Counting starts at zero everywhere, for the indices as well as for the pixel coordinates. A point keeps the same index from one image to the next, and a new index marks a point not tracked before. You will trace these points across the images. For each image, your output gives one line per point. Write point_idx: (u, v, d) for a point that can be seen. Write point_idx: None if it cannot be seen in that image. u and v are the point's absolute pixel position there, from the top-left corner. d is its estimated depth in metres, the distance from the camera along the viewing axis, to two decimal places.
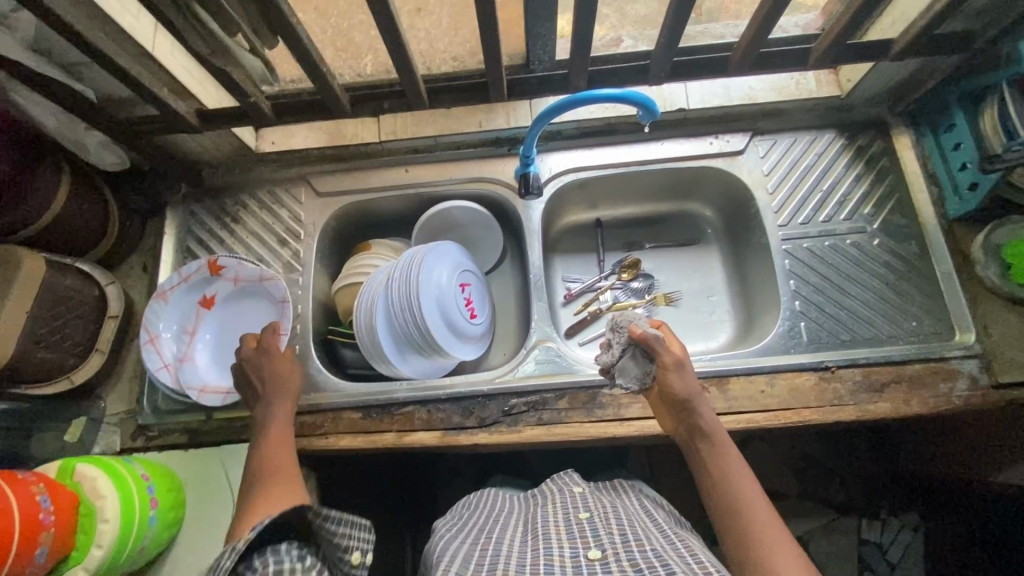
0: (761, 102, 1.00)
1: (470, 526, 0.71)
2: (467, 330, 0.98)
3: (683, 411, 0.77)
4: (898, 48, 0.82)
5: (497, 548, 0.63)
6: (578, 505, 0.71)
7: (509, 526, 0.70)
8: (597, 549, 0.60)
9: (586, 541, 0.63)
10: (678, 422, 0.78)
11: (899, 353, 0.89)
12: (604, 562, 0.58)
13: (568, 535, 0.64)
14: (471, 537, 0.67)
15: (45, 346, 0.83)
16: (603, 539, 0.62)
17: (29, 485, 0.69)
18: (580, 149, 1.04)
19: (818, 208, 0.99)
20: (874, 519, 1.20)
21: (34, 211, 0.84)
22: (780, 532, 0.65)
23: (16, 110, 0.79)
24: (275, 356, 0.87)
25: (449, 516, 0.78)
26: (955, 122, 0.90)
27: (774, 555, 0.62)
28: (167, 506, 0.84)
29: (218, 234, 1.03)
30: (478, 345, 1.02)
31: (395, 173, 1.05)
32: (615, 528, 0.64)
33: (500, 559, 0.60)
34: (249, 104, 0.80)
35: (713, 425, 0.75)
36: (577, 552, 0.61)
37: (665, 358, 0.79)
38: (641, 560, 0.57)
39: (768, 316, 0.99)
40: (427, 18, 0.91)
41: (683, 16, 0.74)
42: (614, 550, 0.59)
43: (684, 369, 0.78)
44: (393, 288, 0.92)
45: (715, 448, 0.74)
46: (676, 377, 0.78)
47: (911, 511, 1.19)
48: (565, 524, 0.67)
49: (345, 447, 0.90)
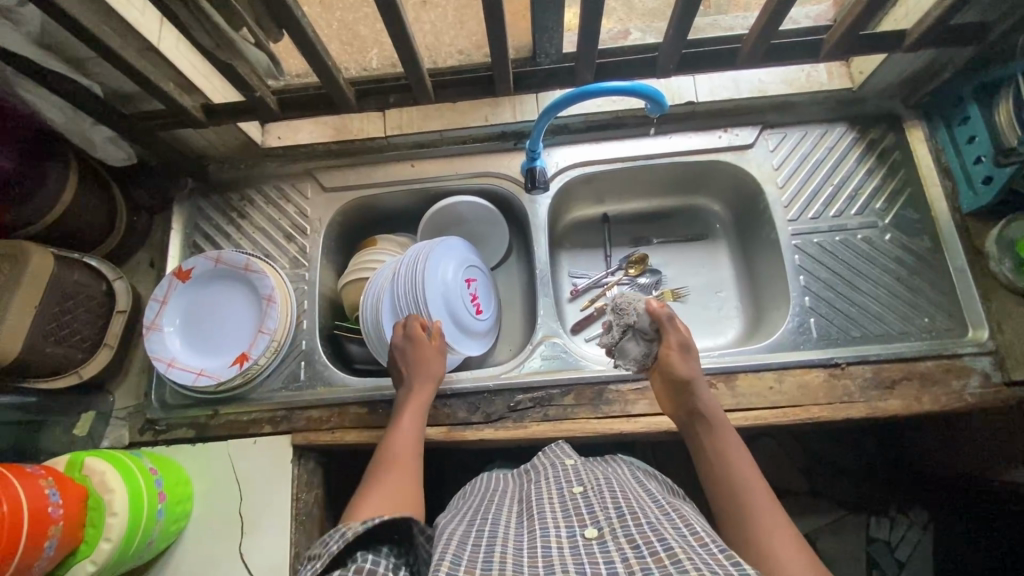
0: (770, 96, 0.99)
1: (466, 512, 0.70)
2: (468, 324, 0.97)
3: (683, 393, 0.79)
4: (912, 40, 0.80)
5: (496, 527, 0.63)
6: (571, 479, 0.71)
7: (506, 506, 0.70)
8: (594, 528, 0.60)
9: (582, 518, 0.62)
10: (678, 406, 0.80)
11: (910, 350, 0.88)
12: (601, 541, 0.57)
13: (563, 512, 0.64)
14: (468, 518, 0.67)
15: (54, 340, 0.84)
16: (598, 515, 0.62)
17: (37, 478, 0.70)
18: (587, 143, 1.03)
19: (828, 203, 0.97)
20: (883, 517, 1.19)
21: (43, 206, 0.84)
22: (777, 517, 0.64)
23: (24, 104, 0.79)
24: (426, 347, 0.86)
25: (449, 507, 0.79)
26: (970, 115, 0.88)
27: (771, 537, 0.62)
28: (174, 499, 0.85)
29: (225, 229, 1.04)
30: (480, 342, 1.00)
31: (401, 168, 1.04)
32: (610, 501, 0.64)
33: (499, 541, 0.59)
34: (255, 99, 0.80)
35: (713, 410, 0.77)
36: (573, 532, 0.60)
37: (671, 339, 0.82)
38: (637, 535, 0.56)
39: (776, 312, 0.98)
40: (431, 10, 0.91)
41: (692, 8, 0.73)
42: (610, 528, 0.59)
43: (688, 351, 0.81)
44: (400, 281, 0.93)
45: (712, 432, 0.75)
46: (679, 359, 0.80)
47: (921, 508, 1.19)
48: (560, 500, 0.67)
49: (351, 443, 0.90)
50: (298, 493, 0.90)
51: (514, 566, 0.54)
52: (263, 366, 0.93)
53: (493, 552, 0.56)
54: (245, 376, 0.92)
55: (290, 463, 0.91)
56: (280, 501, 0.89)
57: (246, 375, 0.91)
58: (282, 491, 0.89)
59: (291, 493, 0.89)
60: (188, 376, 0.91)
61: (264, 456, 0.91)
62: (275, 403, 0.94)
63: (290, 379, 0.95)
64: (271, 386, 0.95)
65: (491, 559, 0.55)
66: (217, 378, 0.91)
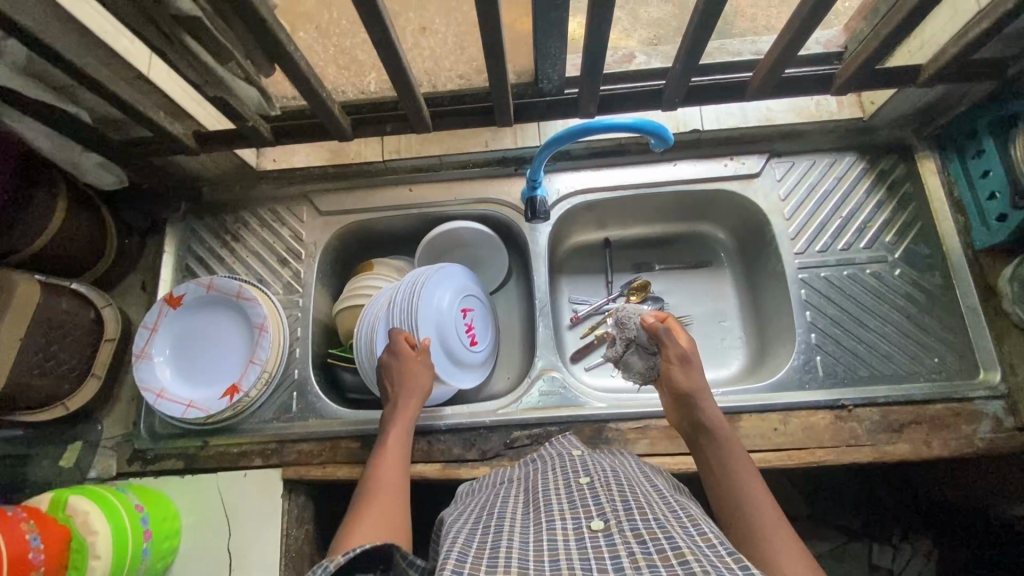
0: (778, 125, 0.96)
1: (472, 508, 0.68)
2: (463, 356, 0.94)
3: (686, 405, 0.78)
4: (927, 75, 0.78)
5: (501, 521, 0.60)
6: (578, 469, 0.68)
7: (510, 497, 0.68)
8: (600, 519, 0.56)
9: (588, 510, 0.59)
10: (682, 417, 0.79)
11: (920, 392, 0.86)
12: (607, 534, 0.54)
13: (570, 504, 0.61)
14: (475, 515, 0.64)
15: (40, 372, 0.82)
16: (605, 508, 0.58)
17: (19, 524, 0.68)
18: (589, 170, 1.00)
19: (836, 235, 0.95)
20: (885, 544, 1.15)
21: (29, 234, 0.82)
22: (785, 532, 0.62)
23: (12, 131, 0.77)
24: (411, 362, 0.84)
25: (454, 504, 0.75)
26: (985, 148, 0.85)
27: (776, 550, 0.60)
28: (161, 536, 0.83)
29: (218, 252, 1.01)
30: (476, 374, 0.98)
31: (399, 192, 1.02)
32: (618, 494, 0.61)
33: (503, 535, 0.57)
34: (248, 128, 0.78)
35: (717, 420, 0.75)
36: (579, 523, 0.57)
37: (671, 351, 0.80)
38: (643, 530, 0.53)
39: (781, 348, 0.95)
40: (432, 36, 0.83)
41: (700, 44, 0.71)
42: (616, 521, 0.56)
43: (689, 363, 0.79)
44: (397, 300, 0.91)
45: (716, 444, 0.74)
46: (680, 372, 0.79)
47: (923, 536, 1.15)
48: (566, 492, 0.64)
49: (343, 478, 0.88)
50: (288, 529, 0.88)
51: (519, 558, 0.52)
52: (255, 397, 0.91)
53: (496, 549, 0.54)
54: (236, 408, 0.90)
55: (280, 498, 0.89)
56: (270, 537, 0.87)
57: (236, 407, 0.89)
58: (272, 526, 0.87)
59: (281, 529, 0.87)
60: (176, 408, 0.89)
61: (254, 489, 0.89)
62: (266, 435, 0.91)
63: (282, 410, 0.93)
64: (262, 416, 0.93)
65: (495, 555, 0.53)
66: (206, 411, 0.88)
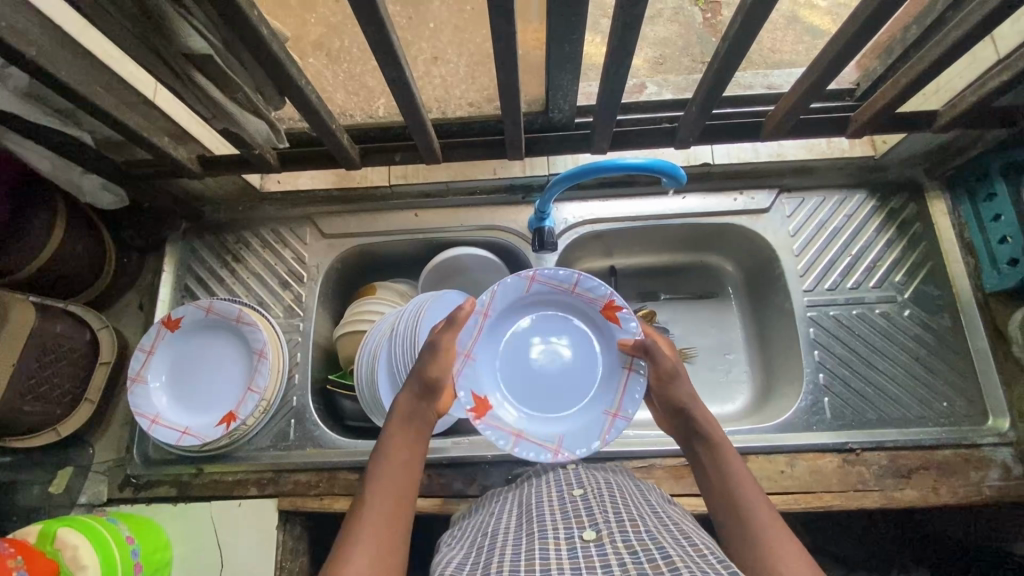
0: (789, 160, 0.96)
1: (468, 537, 0.64)
2: (605, 429, 0.78)
3: (682, 419, 0.72)
4: (945, 121, 0.77)
5: (495, 541, 0.57)
6: (571, 482, 0.66)
7: (504, 512, 0.64)
8: (592, 530, 0.54)
9: (580, 521, 0.56)
10: (677, 430, 0.74)
11: (930, 437, 0.85)
12: (599, 544, 0.51)
13: (563, 514, 0.58)
14: (471, 543, 0.61)
15: (32, 398, 0.80)
16: (597, 517, 0.56)
17: (6, 560, 0.65)
18: (598, 200, 0.99)
19: (845, 273, 0.94)
20: None
21: (24, 256, 0.80)
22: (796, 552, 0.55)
23: (15, 153, 0.75)
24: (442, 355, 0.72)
25: (455, 529, 0.73)
26: (997, 192, 0.87)
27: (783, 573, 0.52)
28: (151, 567, 0.81)
29: (218, 273, 0.99)
30: (495, 436, 0.76)
31: (404, 217, 1.01)
32: (610, 506, 0.58)
33: (495, 553, 0.53)
34: (255, 156, 0.76)
35: (715, 429, 0.70)
36: (570, 533, 0.54)
37: (660, 367, 0.75)
38: (636, 542, 0.51)
39: (788, 386, 0.93)
40: (442, 64, 0.91)
41: (717, 89, 0.70)
42: (609, 531, 0.53)
43: (677, 376, 0.75)
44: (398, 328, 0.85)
45: (713, 448, 0.68)
46: (671, 388, 0.74)
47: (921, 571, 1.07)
48: (559, 503, 0.61)
49: (342, 509, 0.87)
50: (282, 561, 0.86)
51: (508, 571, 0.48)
52: (251, 426, 0.88)
53: (486, 567, 0.50)
54: (232, 437, 0.87)
55: (276, 528, 0.87)
56: (263, 569, 0.85)
57: (233, 436, 0.87)
58: (266, 558, 0.86)
59: (275, 560, 0.86)
60: (170, 434, 0.87)
61: (250, 520, 0.87)
62: (263, 463, 0.89)
63: (279, 438, 0.91)
64: (259, 444, 0.90)
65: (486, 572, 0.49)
66: (201, 439, 0.86)
